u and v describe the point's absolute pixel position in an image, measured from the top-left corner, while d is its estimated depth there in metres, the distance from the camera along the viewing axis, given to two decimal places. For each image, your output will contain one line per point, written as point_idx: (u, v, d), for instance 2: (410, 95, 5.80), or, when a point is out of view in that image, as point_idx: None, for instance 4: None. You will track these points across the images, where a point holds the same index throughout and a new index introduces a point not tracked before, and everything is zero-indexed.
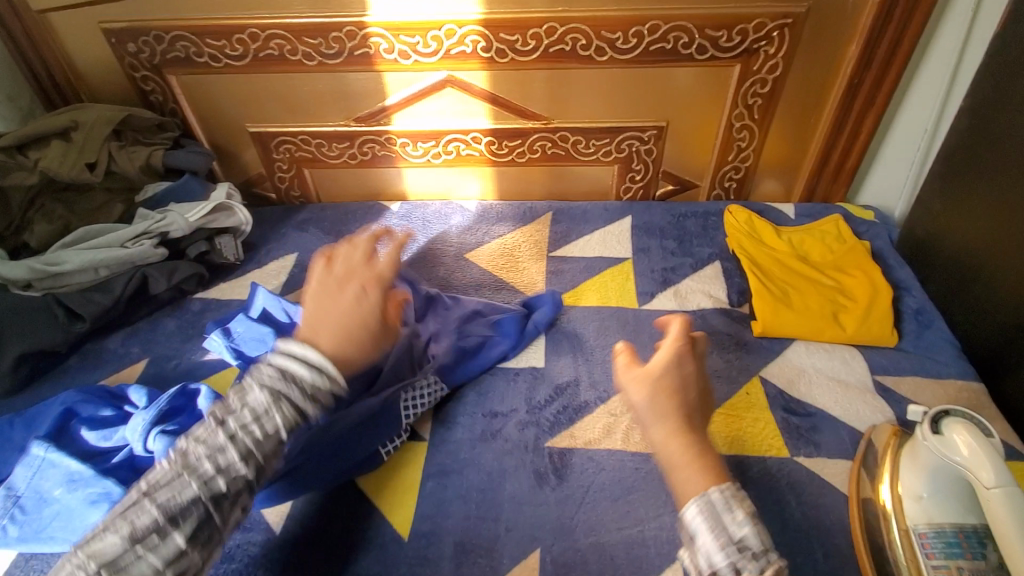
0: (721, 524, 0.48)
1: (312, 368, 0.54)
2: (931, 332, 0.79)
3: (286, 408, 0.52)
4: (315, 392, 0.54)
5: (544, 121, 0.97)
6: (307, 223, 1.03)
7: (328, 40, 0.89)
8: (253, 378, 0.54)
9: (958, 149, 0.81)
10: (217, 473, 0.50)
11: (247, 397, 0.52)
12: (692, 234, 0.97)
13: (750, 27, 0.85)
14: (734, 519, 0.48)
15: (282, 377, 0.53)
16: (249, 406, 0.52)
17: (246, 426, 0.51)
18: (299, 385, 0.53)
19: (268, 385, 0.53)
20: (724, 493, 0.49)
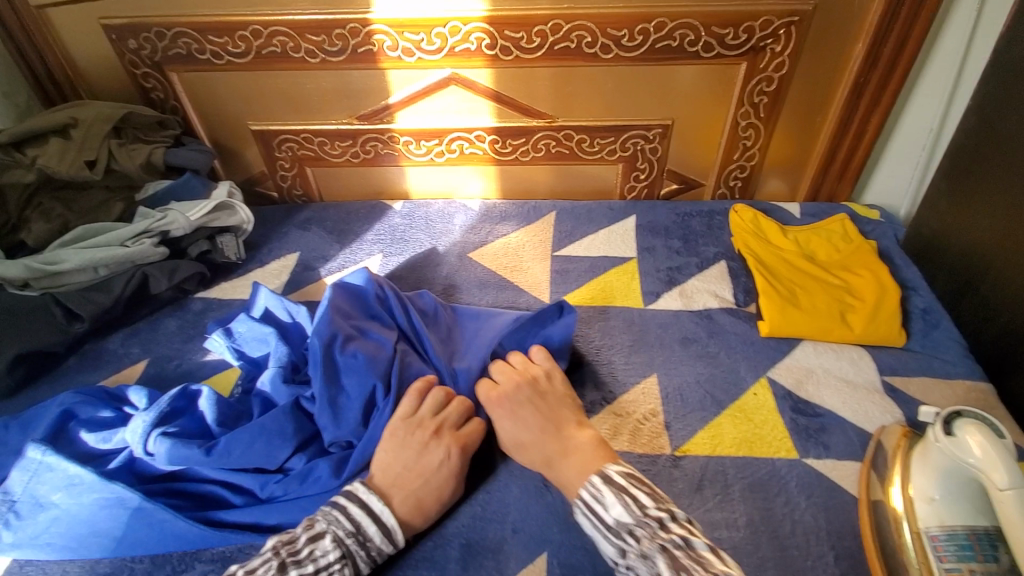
0: (600, 516, 0.55)
1: (384, 532, 0.55)
2: (939, 332, 0.78)
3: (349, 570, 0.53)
4: (377, 559, 0.55)
5: (548, 120, 0.96)
6: (309, 222, 1.02)
7: (331, 37, 0.88)
8: (325, 526, 0.54)
9: (966, 148, 0.81)
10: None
11: (318, 546, 0.52)
12: (697, 233, 0.96)
13: (756, 24, 0.85)
14: (604, 503, 0.55)
15: (355, 536, 0.54)
16: (318, 559, 0.52)
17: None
18: (369, 548, 0.55)
19: (342, 542, 0.53)
20: (591, 485, 0.57)
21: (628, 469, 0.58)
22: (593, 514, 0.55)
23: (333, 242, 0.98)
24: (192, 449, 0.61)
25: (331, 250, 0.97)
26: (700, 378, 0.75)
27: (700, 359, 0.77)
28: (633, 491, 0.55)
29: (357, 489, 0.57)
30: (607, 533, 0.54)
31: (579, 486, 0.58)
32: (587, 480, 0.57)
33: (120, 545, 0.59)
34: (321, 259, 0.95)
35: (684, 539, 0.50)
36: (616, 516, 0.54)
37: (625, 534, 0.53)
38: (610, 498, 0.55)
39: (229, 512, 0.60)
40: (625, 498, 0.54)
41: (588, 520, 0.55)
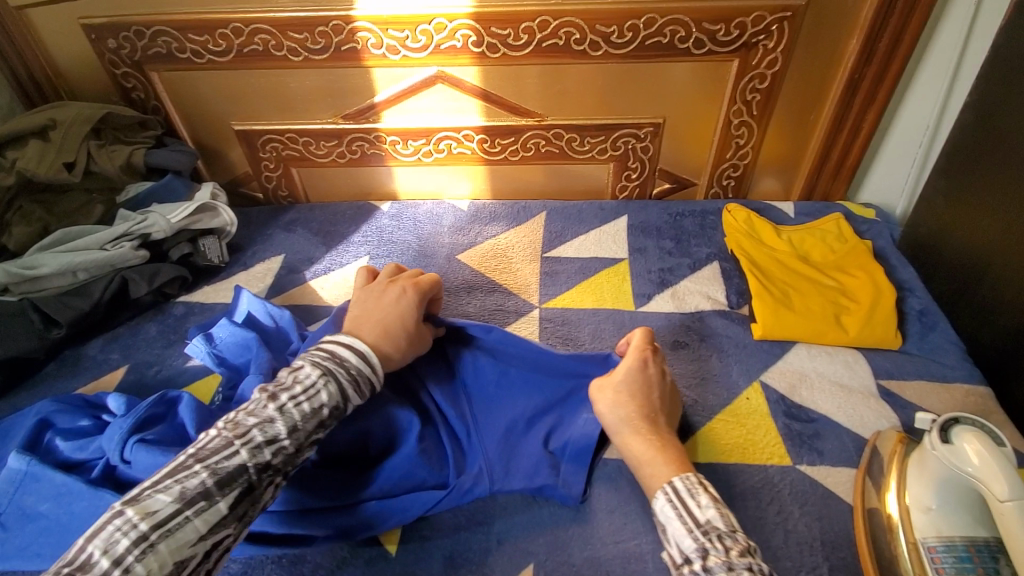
0: (687, 510, 0.50)
1: (359, 355, 0.57)
2: (935, 333, 0.77)
3: (332, 385, 0.54)
4: (360, 377, 0.57)
5: (537, 118, 0.94)
6: (295, 224, 1.01)
7: (314, 35, 0.86)
8: (303, 361, 0.56)
9: (963, 146, 0.79)
10: (266, 443, 0.51)
11: (298, 373, 0.55)
12: (690, 234, 0.95)
13: (748, 20, 0.83)
14: (698, 502, 0.50)
15: (329, 357, 0.56)
16: (301, 380, 0.54)
17: (298, 400, 0.53)
18: (348, 367, 0.56)
19: (320, 364, 0.55)
20: (687, 480, 0.52)
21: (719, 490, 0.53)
22: (683, 507, 0.50)
23: (319, 244, 0.96)
24: (169, 457, 0.59)
25: (317, 252, 0.95)
26: (692, 383, 0.73)
27: (691, 362, 0.75)
28: (725, 508, 0.50)
29: (329, 336, 0.60)
30: (692, 528, 0.49)
31: (672, 477, 0.53)
32: (683, 474, 0.53)
33: None
34: (307, 261, 0.94)
35: (767, 570, 0.46)
36: (709, 518, 0.49)
37: (711, 538, 0.47)
38: (706, 501, 0.50)
39: None
40: (722, 509, 0.50)
41: (672, 509, 0.51)
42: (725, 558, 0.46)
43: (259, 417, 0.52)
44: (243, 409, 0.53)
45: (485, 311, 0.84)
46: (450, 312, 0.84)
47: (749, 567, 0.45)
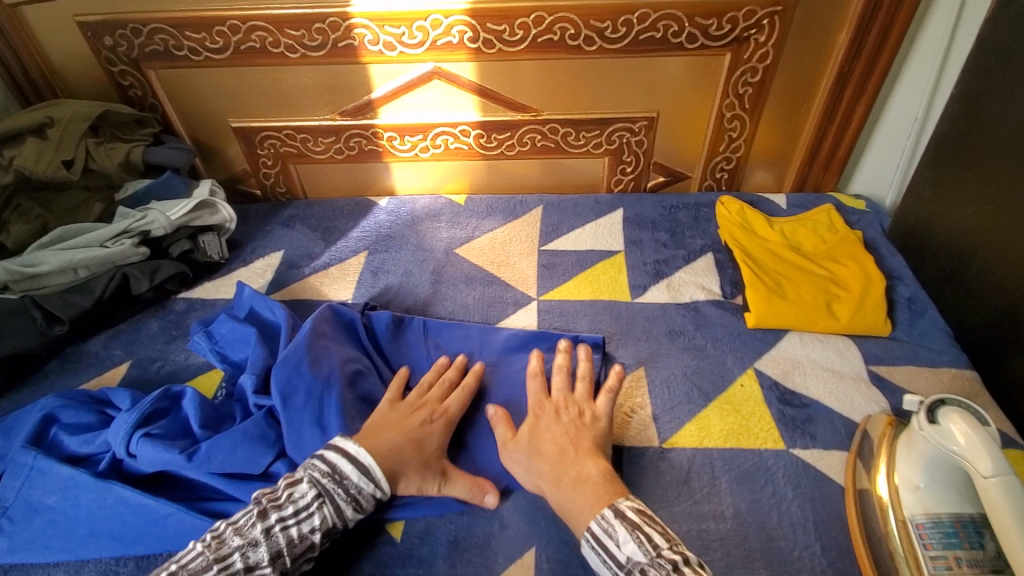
0: (608, 551, 0.52)
1: (360, 471, 0.56)
2: (924, 320, 0.79)
3: (327, 509, 0.54)
4: (358, 497, 0.56)
5: (533, 113, 0.95)
6: (294, 220, 1.01)
7: (311, 32, 0.86)
8: (302, 473, 0.56)
9: (950, 136, 0.81)
10: (246, 570, 0.50)
11: (296, 490, 0.55)
12: (684, 226, 0.96)
13: (739, 15, 0.84)
14: (616, 539, 0.52)
15: (331, 475, 0.56)
16: (295, 500, 0.54)
17: (288, 523, 0.53)
18: (347, 486, 0.56)
19: (317, 482, 0.55)
20: (602, 518, 0.53)
21: (641, 504, 0.55)
22: (604, 550, 0.52)
23: (318, 239, 0.97)
24: (173, 453, 0.60)
25: (316, 248, 0.96)
26: (688, 370, 0.75)
27: (688, 351, 0.77)
28: (647, 529, 0.52)
29: (335, 441, 0.58)
30: (617, 569, 0.51)
31: (589, 519, 0.54)
32: (598, 513, 0.54)
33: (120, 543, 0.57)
34: (306, 257, 0.94)
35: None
36: (630, 555, 0.51)
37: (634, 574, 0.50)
38: (623, 535, 0.52)
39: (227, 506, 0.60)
40: (639, 536, 0.51)
41: (596, 554, 0.52)
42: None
43: (245, 538, 0.51)
44: (232, 522, 0.53)
45: (484, 304, 0.85)
46: (449, 304, 0.85)
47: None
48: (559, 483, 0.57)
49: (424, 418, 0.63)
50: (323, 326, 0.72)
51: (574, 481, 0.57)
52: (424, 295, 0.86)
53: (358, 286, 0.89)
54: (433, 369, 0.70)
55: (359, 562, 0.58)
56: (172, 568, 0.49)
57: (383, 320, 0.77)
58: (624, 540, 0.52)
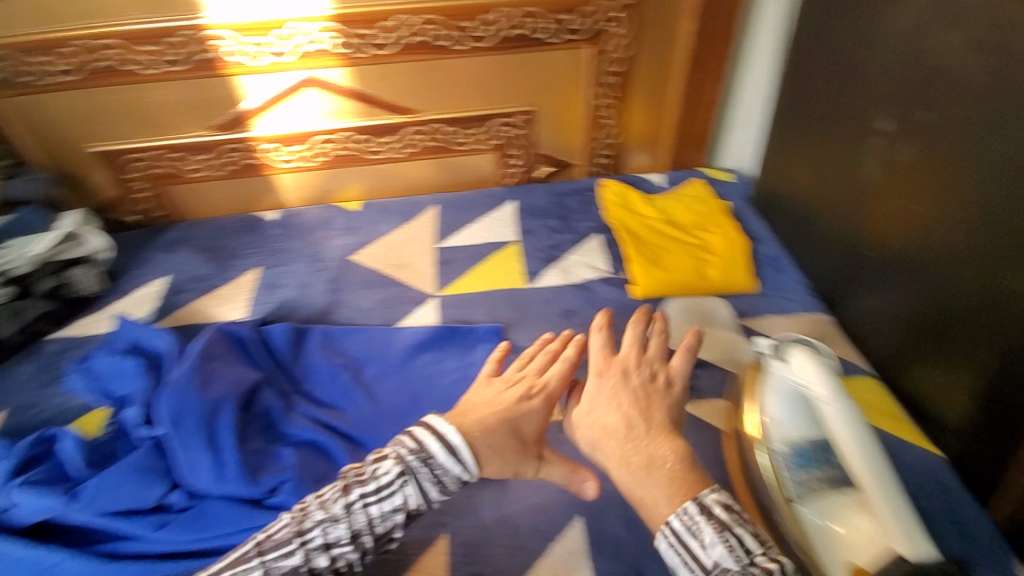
0: (690, 551, 0.48)
1: (448, 451, 0.53)
2: (783, 274, 0.88)
3: (411, 487, 0.52)
4: (442, 478, 0.53)
5: (414, 115, 0.97)
6: (177, 244, 0.97)
7: (169, 48, 0.83)
8: (390, 449, 0.54)
9: (785, 108, 0.90)
10: (328, 544, 0.50)
11: (380, 465, 0.53)
12: (573, 211, 1.01)
13: (594, 9, 0.90)
14: (701, 539, 0.48)
15: (419, 454, 0.53)
16: (378, 477, 0.52)
17: (369, 500, 0.51)
18: (433, 466, 0.53)
19: (403, 460, 0.52)
20: (683, 514, 0.50)
21: (727, 496, 0.51)
22: (685, 550, 0.49)
23: (206, 261, 0.94)
24: (53, 497, 0.57)
25: (204, 270, 0.92)
26: None
27: (581, 327, 0.82)
28: (734, 528, 0.48)
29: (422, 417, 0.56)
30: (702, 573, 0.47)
31: (669, 514, 0.50)
32: (678, 508, 0.50)
33: None
34: (194, 280, 0.91)
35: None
36: (716, 560, 0.47)
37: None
38: (710, 536, 0.48)
39: (120, 543, 0.57)
40: (728, 540, 0.47)
41: (677, 555, 0.49)
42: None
43: (327, 513, 0.51)
44: (318, 495, 0.53)
45: (384, 306, 0.86)
46: (349, 311, 0.85)
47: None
48: (630, 468, 0.54)
49: (520, 398, 0.60)
50: (214, 348, 0.70)
51: (645, 464, 0.53)
52: (322, 304, 0.86)
53: (252, 304, 0.86)
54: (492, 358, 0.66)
55: None
56: (258, 537, 0.50)
57: (279, 334, 0.75)
58: (710, 542, 0.48)
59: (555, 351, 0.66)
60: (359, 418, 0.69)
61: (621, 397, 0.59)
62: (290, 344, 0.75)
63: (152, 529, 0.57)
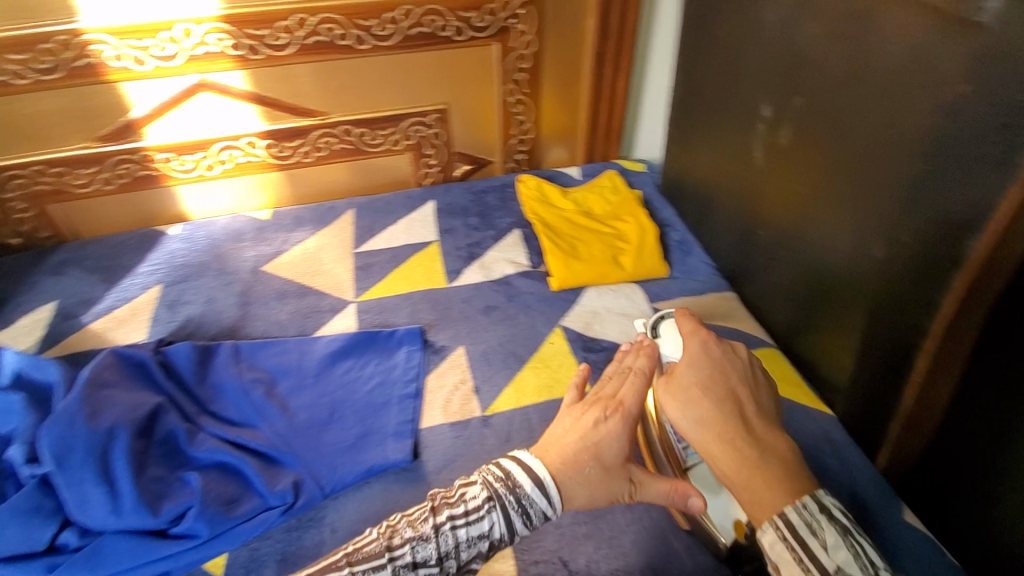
0: (808, 549, 0.44)
1: (535, 483, 0.52)
2: (692, 257, 0.92)
3: (496, 513, 0.51)
4: (530, 509, 0.52)
5: (321, 117, 0.94)
6: (67, 265, 0.89)
7: (39, 54, 0.77)
8: (478, 475, 0.54)
9: (681, 98, 0.94)
10: (417, 564, 0.49)
11: (468, 490, 0.53)
12: (491, 208, 1.02)
13: (495, 6, 0.90)
14: (823, 540, 0.44)
15: (504, 480, 0.53)
16: (467, 501, 0.52)
17: (458, 522, 0.51)
18: (519, 496, 0.52)
19: (490, 486, 0.52)
20: (804, 508, 0.45)
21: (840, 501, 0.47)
22: (807, 547, 0.44)
23: (100, 282, 0.87)
24: None
25: (98, 291, 0.86)
26: (503, 340, 0.80)
27: (502, 322, 0.82)
28: (854, 534, 0.45)
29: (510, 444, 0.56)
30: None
31: (780, 505, 0.46)
32: (795, 501, 0.46)
33: None
34: (86, 303, 0.84)
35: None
36: (837, 563, 0.43)
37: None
38: (830, 537, 0.44)
39: None
40: (853, 545, 0.44)
41: (789, 548, 0.44)
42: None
43: (416, 531, 0.51)
44: (407, 515, 0.53)
45: (298, 316, 0.83)
46: (261, 323, 0.81)
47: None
48: (708, 448, 0.50)
49: (599, 418, 0.55)
50: (105, 374, 0.65)
51: (751, 442, 0.49)
52: (231, 318, 0.82)
53: (153, 324, 0.81)
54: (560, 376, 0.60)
55: None
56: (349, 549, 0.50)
57: (182, 353, 0.71)
58: (835, 542, 0.44)
59: (627, 367, 0.59)
60: (272, 433, 0.66)
61: (724, 367, 0.54)
62: (196, 363, 0.71)
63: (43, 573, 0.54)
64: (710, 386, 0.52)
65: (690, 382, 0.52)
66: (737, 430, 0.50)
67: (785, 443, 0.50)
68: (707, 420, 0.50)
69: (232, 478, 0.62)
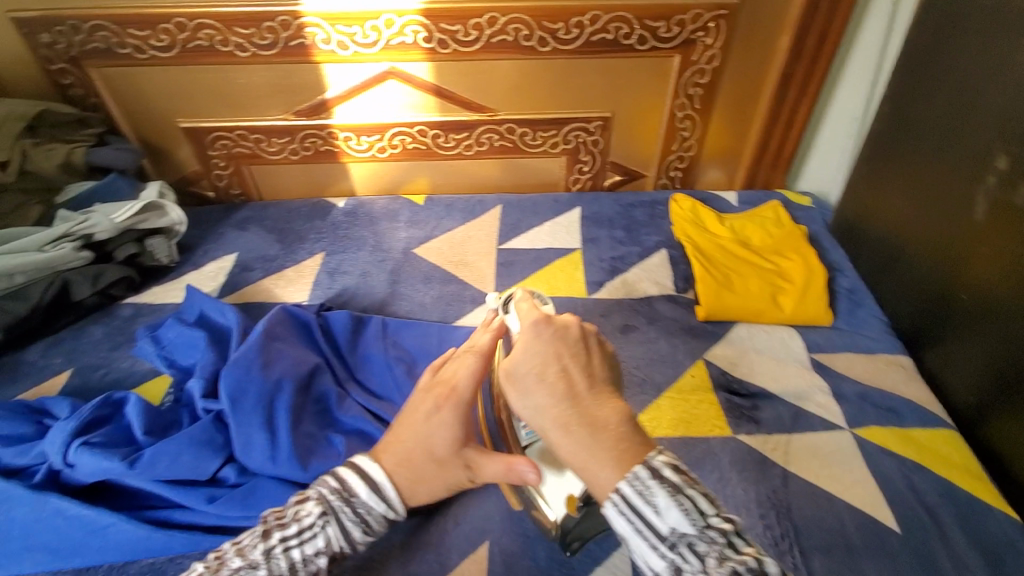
0: (644, 521, 0.41)
1: (372, 488, 0.49)
2: (862, 310, 0.82)
3: (333, 528, 0.48)
4: (367, 517, 0.49)
5: (490, 113, 0.96)
6: (248, 222, 0.99)
7: (261, 30, 0.85)
8: (312, 489, 0.49)
9: (881, 134, 0.86)
10: None
11: (300, 508, 0.48)
12: (639, 223, 0.98)
13: (687, 18, 0.87)
14: (655, 507, 0.41)
15: (340, 492, 0.48)
16: (299, 519, 0.47)
17: (290, 544, 0.46)
18: (355, 506, 0.48)
19: (324, 499, 0.48)
20: (635, 479, 0.42)
21: (678, 458, 0.43)
22: (638, 517, 0.41)
23: (274, 242, 0.96)
24: (114, 461, 0.57)
25: (271, 250, 0.94)
26: (641, 363, 0.76)
27: (641, 344, 0.79)
28: (688, 491, 0.41)
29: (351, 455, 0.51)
30: (657, 545, 0.41)
31: (617, 480, 0.42)
32: (627, 472, 0.42)
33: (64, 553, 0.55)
34: (260, 259, 0.93)
35: (758, 563, 0.39)
36: (672, 526, 0.40)
37: (682, 550, 0.40)
38: (664, 501, 0.41)
39: (174, 512, 0.58)
40: (682, 503, 0.41)
41: (626, 521, 0.41)
42: (703, 572, 0.39)
43: (244, 561, 0.45)
44: (236, 542, 0.47)
45: (441, 302, 0.85)
46: (406, 303, 0.85)
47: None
48: (568, 431, 0.45)
49: (430, 410, 0.52)
50: (277, 328, 0.70)
51: (586, 428, 0.45)
52: (380, 294, 0.86)
53: (314, 288, 0.88)
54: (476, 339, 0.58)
55: None
56: None
57: (339, 321, 0.75)
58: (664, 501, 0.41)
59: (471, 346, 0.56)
60: (409, 413, 0.68)
61: (559, 346, 0.49)
62: (350, 331, 0.75)
63: (204, 503, 0.57)
64: (544, 361, 0.48)
65: (524, 369, 0.48)
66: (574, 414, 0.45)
67: (621, 411, 0.46)
68: (572, 396, 0.46)
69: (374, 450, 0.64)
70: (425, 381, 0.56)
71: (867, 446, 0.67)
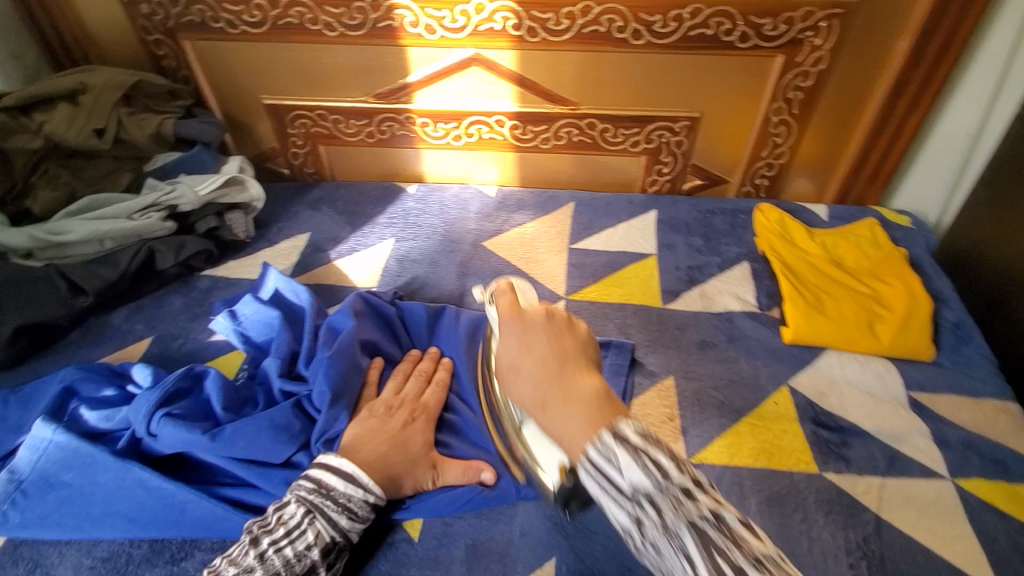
0: (608, 479, 0.41)
1: (346, 480, 0.55)
2: (968, 347, 0.76)
3: (320, 523, 0.53)
4: (349, 505, 0.54)
5: (571, 106, 0.92)
6: (321, 202, 0.99)
7: (351, 10, 0.84)
8: (289, 495, 0.55)
9: (1011, 156, 0.78)
10: None
11: (283, 511, 0.53)
12: (720, 232, 0.93)
13: (796, 15, 0.81)
14: (616, 466, 0.41)
15: (318, 489, 0.54)
16: (285, 522, 0.52)
17: (280, 545, 0.51)
18: (335, 498, 0.54)
19: (304, 500, 0.54)
20: (601, 443, 0.42)
21: (648, 425, 0.43)
22: (603, 477, 0.42)
23: (344, 223, 0.95)
24: (195, 433, 0.58)
25: (342, 232, 0.94)
26: (719, 384, 0.72)
27: (719, 363, 0.75)
28: (652, 452, 0.41)
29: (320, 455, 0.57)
30: (620, 499, 0.41)
31: (587, 444, 0.43)
32: (595, 437, 0.43)
33: (145, 522, 0.57)
34: (332, 240, 0.93)
35: (715, 513, 0.38)
36: (632, 483, 0.40)
37: (642, 504, 0.39)
38: (625, 460, 0.41)
39: (247, 493, 0.59)
40: (645, 461, 0.40)
41: (595, 482, 0.42)
42: (660, 525, 0.38)
43: (239, 567, 0.50)
44: (227, 554, 0.51)
45: None
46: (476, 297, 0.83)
47: (692, 526, 0.37)
48: (546, 409, 0.48)
49: (406, 420, 0.62)
50: (356, 318, 0.69)
51: (562, 400, 0.47)
52: (450, 285, 0.85)
53: (384, 274, 0.87)
54: (407, 360, 0.69)
55: (374, 560, 0.58)
56: None
57: (417, 313, 0.74)
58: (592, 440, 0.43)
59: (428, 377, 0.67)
60: (465, 410, 0.67)
61: (532, 336, 0.53)
62: (427, 322, 0.74)
63: (281, 487, 0.58)
64: (531, 348, 0.52)
65: (511, 360, 0.53)
66: (546, 395, 0.48)
67: (599, 382, 0.48)
68: (548, 380, 0.49)
69: (442, 447, 0.63)
70: (371, 397, 0.64)
71: (970, 499, 0.61)
